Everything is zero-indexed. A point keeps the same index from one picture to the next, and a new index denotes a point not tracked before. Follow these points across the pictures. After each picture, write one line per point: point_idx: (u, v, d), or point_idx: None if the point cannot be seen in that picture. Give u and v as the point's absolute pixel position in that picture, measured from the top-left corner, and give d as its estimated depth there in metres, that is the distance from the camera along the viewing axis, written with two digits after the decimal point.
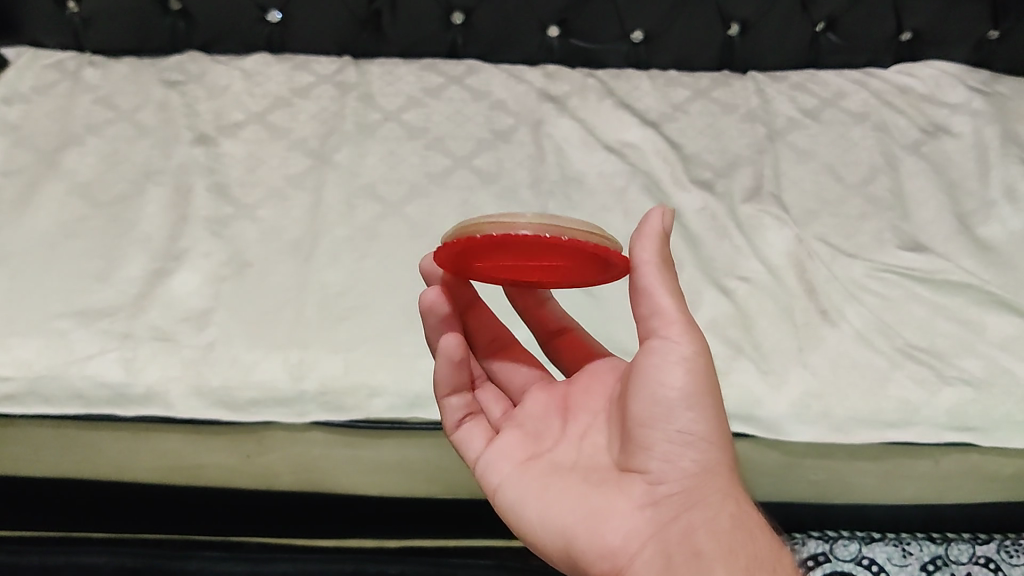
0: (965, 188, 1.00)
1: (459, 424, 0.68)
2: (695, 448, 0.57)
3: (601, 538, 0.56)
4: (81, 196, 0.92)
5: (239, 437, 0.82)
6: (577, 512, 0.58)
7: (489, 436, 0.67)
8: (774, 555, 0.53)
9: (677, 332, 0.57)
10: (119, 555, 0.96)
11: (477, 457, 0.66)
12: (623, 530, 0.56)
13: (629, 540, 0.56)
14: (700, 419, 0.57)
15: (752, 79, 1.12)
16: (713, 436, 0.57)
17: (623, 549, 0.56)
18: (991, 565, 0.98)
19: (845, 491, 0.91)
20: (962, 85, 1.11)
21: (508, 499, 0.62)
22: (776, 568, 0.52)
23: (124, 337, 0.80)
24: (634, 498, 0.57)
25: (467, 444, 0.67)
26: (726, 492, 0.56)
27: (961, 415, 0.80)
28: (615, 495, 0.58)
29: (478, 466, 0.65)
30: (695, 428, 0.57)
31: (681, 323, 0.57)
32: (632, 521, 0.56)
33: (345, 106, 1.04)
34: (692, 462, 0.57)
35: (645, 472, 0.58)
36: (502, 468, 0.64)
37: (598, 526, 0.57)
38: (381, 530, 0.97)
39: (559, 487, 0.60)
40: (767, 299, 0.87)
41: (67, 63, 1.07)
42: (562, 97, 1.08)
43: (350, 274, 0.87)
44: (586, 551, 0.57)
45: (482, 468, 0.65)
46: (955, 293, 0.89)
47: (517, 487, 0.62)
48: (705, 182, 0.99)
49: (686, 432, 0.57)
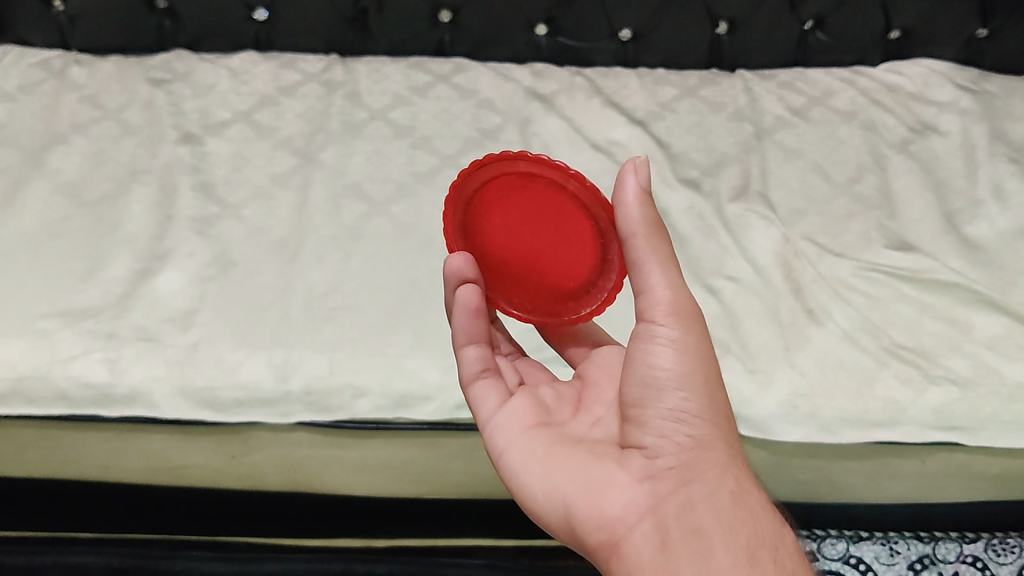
0: (953, 187, 1.00)
1: (476, 385, 0.66)
2: (691, 423, 0.57)
3: (600, 508, 0.56)
4: (67, 195, 0.92)
5: (222, 438, 0.82)
6: (576, 482, 0.58)
7: (504, 396, 0.65)
8: (777, 536, 0.53)
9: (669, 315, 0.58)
10: (106, 555, 0.96)
11: (487, 419, 0.64)
12: (622, 502, 0.56)
13: (628, 511, 0.56)
14: (694, 397, 0.57)
15: (740, 77, 1.12)
16: (710, 412, 0.57)
17: (621, 521, 0.56)
18: (978, 563, 1.00)
19: (832, 490, 0.91)
20: (950, 83, 1.11)
21: (511, 464, 0.62)
22: (779, 548, 0.52)
23: (108, 337, 0.80)
24: (633, 470, 0.57)
25: (479, 403, 0.65)
26: (726, 466, 0.56)
27: (947, 415, 0.81)
28: (615, 467, 0.58)
29: (485, 427, 0.64)
30: (690, 405, 0.57)
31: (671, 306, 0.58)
32: (631, 493, 0.56)
33: (332, 104, 1.04)
34: (688, 436, 0.56)
35: (642, 447, 0.58)
36: (506, 432, 0.63)
37: (597, 496, 0.57)
38: (369, 530, 0.96)
39: (561, 455, 0.60)
40: (752, 298, 0.87)
41: (52, 62, 1.06)
42: (549, 96, 1.07)
43: (334, 274, 0.87)
44: (585, 521, 0.57)
45: (486, 431, 0.65)
46: (942, 293, 0.89)
47: (520, 454, 0.62)
48: (692, 181, 0.99)
49: (683, 409, 0.57)
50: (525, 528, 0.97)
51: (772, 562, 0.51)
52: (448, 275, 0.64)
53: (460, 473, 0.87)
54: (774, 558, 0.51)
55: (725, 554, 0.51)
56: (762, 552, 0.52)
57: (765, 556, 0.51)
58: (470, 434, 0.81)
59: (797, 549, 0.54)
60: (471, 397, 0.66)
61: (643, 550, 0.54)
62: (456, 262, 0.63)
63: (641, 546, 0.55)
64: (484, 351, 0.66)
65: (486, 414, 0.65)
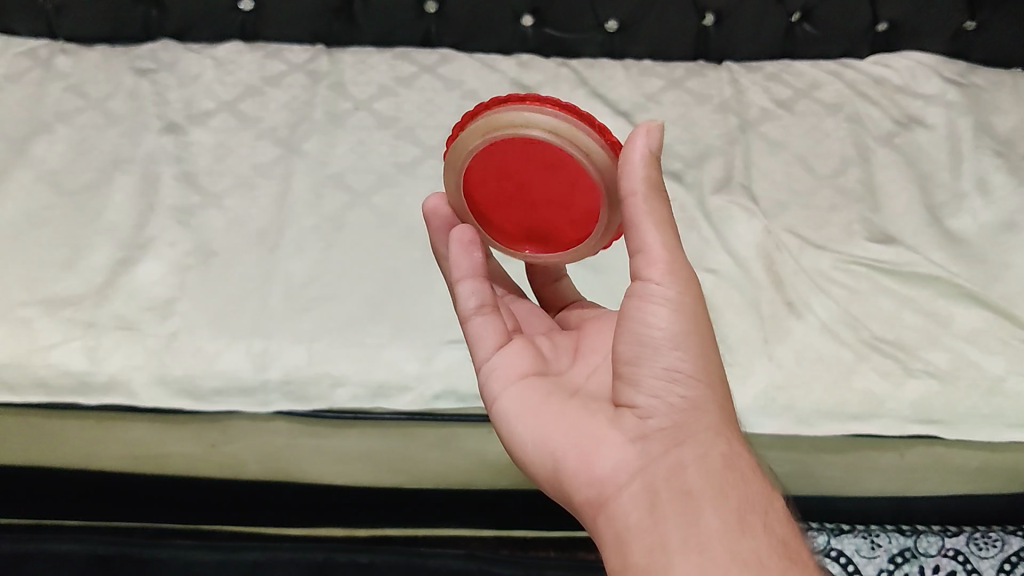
0: (937, 180, 1.00)
1: (474, 321, 0.65)
2: (684, 381, 0.56)
3: (590, 467, 0.56)
4: (50, 185, 0.92)
5: (201, 425, 0.82)
6: (567, 438, 0.58)
7: (501, 334, 0.65)
8: (766, 501, 0.53)
9: (658, 269, 0.56)
10: (87, 543, 0.96)
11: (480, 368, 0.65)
12: (613, 461, 0.55)
13: (618, 471, 0.55)
14: (690, 351, 0.56)
15: (726, 69, 1.12)
16: (706, 372, 0.56)
17: (611, 481, 0.55)
18: (959, 557, 1.00)
19: (811, 484, 0.91)
20: (937, 76, 1.11)
21: (506, 417, 0.61)
22: (767, 512, 0.52)
23: (88, 325, 0.80)
24: (625, 429, 0.56)
25: (478, 338, 0.65)
26: (717, 429, 0.55)
27: (926, 408, 0.80)
28: (607, 425, 0.57)
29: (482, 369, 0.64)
30: (687, 360, 0.56)
31: (662, 261, 0.56)
32: (623, 452, 0.55)
33: (316, 95, 1.04)
34: (683, 395, 0.56)
35: (635, 405, 0.57)
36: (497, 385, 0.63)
37: (588, 454, 0.56)
38: (351, 518, 0.97)
39: (550, 411, 0.60)
40: (732, 290, 0.87)
41: (38, 51, 1.07)
42: (534, 87, 1.07)
43: (315, 263, 0.87)
44: (574, 476, 0.56)
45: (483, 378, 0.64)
46: (923, 286, 0.89)
47: (512, 406, 0.61)
48: (675, 173, 0.99)
49: (674, 369, 0.56)
50: (502, 520, 0.98)
51: (760, 527, 0.50)
52: (428, 213, 0.67)
53: (439, 465, 0.87)
54: (763, 523, 0.51)
55: (713, 517, 0.50)
56: (751, 516, 0.51)
57: (754, 520, 0.51)
58: (447, 425, 0.82)
59: (786, 515, 0.53)
60: (468, 331, 0.65)
61: (632, 511, 0.53)
62: (435, 200, 0.67)
63: (628, 507, 0.53)
64: (482, 287, 0.66)
65: (483, 356, 0.64)
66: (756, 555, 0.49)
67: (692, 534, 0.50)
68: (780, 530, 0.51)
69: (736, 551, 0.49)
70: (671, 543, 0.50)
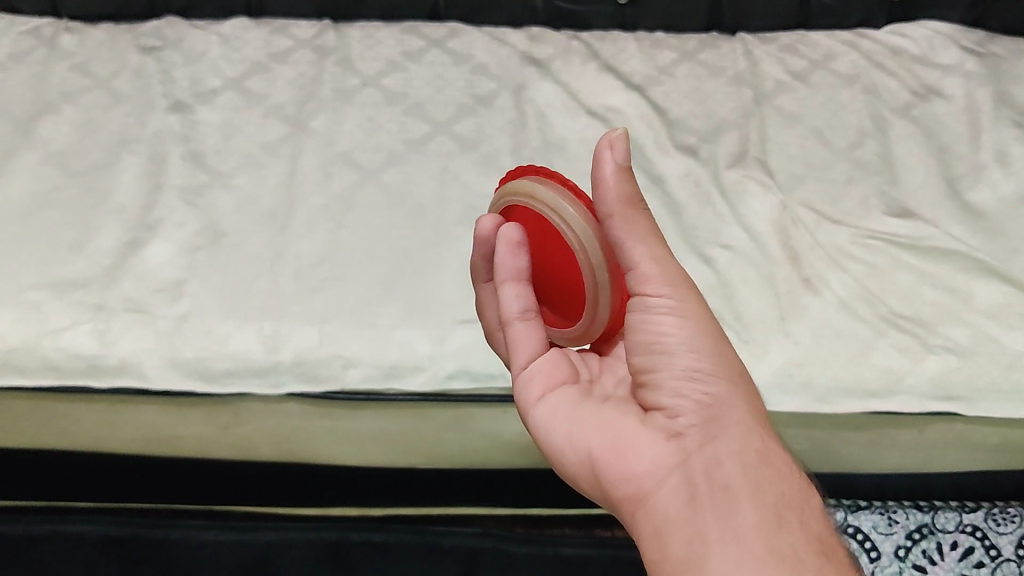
0: (955, 152, 0.98)
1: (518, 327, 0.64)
2: (707, 378, 0.55)
3: (626, 463, 0.54)
4: (57, 165, 0.91)
5: (213, 407, 0.82)
6: (600, 436, 0.57)
7: None
8: (802, 497, 0.51)
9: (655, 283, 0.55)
10: (101, 524, 0.95)
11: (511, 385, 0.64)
12: (650, 456, 0.54)
13: (655, 466, 0.53)
14: (707, 350, 0.55)
15: (740, 40, 1.10)
16: (726, 369, 0.55)
17: (648, 476, 0.53)
18: (977, 533, 0.98)
19: (829, 460, 0.89)
20: (955, 46, 1.09)
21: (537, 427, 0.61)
22: (804, 509, 0.50)
23: (97, 308, 0.79)
24: (659, 427, 0.55)
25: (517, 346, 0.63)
26: (748, 423, 0.54)
27: (945, 385, 0.80)
28: (638, 423, 0.56)
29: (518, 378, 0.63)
30: (705, 361, 0.55)
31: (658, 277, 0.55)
32: (658, 447, 0.54)
33: (323, 71, 1.03)
34: (708, 393, 0.54)
35: (663, 407, 0.56)
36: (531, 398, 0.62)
37: (622, 450, 0.55)
38: (365, 499, 0.96)
39: (583, 415, 0.59)
40: (748, 267, 0.86)
41: (43, 29, 1.06)
42: (545, 61, 1.06)
43: (324, 244, 0.86)
44: (612, 474, 0.55)
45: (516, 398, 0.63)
46: (943, 259, 0.87)
47: (545, 418, 0.60)
48: (689, 148, 0.97)
49: (696, 363, 0.55)
50: (514, 499, 0.97)
51: (798, 524, 0.49)
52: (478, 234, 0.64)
53: (453, 444, 0.86)
54: (801, 518, 0.50)
55: (751, 510, 0.49)
56: (788, 512, 0.50)
57: (790, 515, 0.49)
58: (461, 405, 0.81)
59: (821, 509, 0.52)
60: None
61: (670, 503, 0.52)
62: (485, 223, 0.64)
63: (666, 501, 0.52)
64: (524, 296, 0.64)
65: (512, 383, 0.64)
66: (795, 552, 0.47)
67: (733, 526, 0.48)
68: (818, 527, 0.50)
69: (774, 546, 0.47)
70: (710, 534, 0.49)
